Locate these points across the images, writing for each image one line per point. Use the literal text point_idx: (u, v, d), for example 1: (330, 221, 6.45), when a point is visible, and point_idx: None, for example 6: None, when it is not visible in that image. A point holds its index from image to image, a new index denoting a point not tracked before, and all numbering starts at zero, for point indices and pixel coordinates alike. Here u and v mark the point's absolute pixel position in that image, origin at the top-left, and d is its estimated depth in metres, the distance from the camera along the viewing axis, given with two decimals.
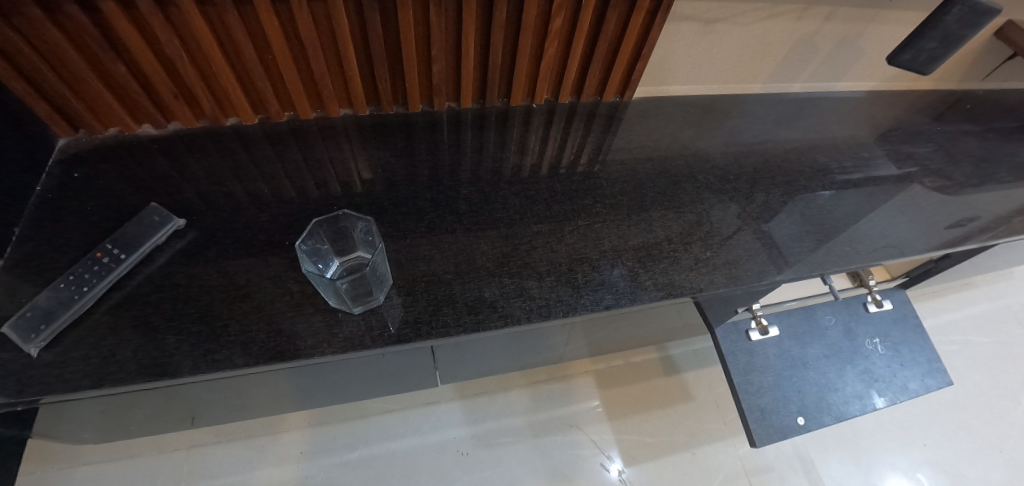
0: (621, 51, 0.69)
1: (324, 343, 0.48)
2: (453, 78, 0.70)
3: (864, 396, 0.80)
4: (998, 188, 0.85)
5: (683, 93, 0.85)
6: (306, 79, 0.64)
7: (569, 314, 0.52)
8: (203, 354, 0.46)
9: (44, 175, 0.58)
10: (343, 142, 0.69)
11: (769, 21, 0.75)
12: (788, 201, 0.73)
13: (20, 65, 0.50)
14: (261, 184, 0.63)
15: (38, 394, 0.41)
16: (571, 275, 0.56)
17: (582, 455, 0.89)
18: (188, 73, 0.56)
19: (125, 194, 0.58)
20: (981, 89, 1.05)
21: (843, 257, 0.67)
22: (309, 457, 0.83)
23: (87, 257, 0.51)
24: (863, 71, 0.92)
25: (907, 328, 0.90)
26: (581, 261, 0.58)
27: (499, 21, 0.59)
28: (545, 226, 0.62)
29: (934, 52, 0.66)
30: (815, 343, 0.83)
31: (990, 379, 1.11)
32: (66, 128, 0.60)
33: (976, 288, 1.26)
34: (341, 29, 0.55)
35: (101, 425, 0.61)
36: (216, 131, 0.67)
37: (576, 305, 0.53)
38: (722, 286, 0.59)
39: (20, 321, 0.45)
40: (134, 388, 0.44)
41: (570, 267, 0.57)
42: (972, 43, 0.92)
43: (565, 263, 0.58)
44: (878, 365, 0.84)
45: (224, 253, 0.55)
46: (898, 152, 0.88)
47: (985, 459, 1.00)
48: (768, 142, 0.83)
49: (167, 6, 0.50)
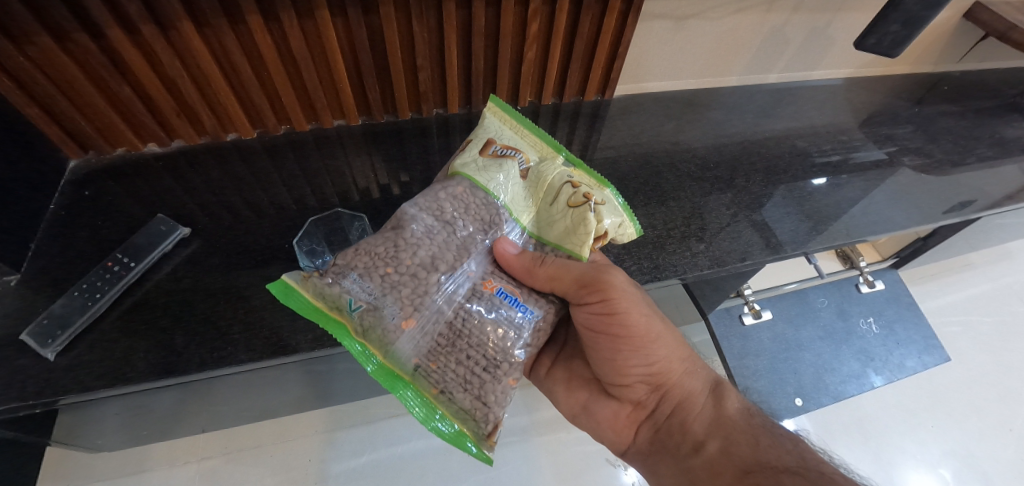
0: (597, 52, 0.72)
1: (324, 337, 0.51)
2: (439, 85, 0.73)
3: (861, 376, 0.89)
4: (978, 165, 0.87)
5: (662, 88, 0.88)
6: (299, 91, 0.67)
7: (654, 280, 0.59)
8: (209, 352, 0.48)
9: (56, 195, 0.62)
10: (337, 151, 0.73)
11: (739, 15, 0.78)
12: (771, 188, 0.76)
13: (32, 91, 0.53)
14: (261, 194, 0.66)
15: (56, 395, 0.44)
16: (631, 254, 0.61)
17: (589, 451, 0.90)
18: (188, 91, 0.60)
19: (132, 209, 0.62)
20: (958, 70, 1.07)
21: (826, 236, 0.69)
22: (318, 464, 0.84)
23: (99, 266, 0.54)
24: (837, 58, 0.94)
25: (900, 307, 1.00)
26: (628, 246, 0.62)
27: (479, 29, 0.63)
28: None
29: (897, 34, 0.69)
30: (809, 325, 0.93)
31: (993, 358, 1.10)
32: (75, 149, 0.63)
33: (976, 268, 1.25)
34: (330, 43, 0.59)
35: (117, 432, 0.63)
36: (216, 146, 0.70)
37: (655, 278, 0.59)
38: (706, 269, 0.62)
39: (37, 328, 0.47)
40: (146, 386, 0.47)
41: (624, 249, 0.62)
42: (941, 25, 0.94)
43: (624, 246, 0.62)
44: (873, 345, 0.94)
45: (226, 259, 0.57)
46: (877, 134, 0.90)
47: (995, 439, 1.00)
48: (748, 131, 0.86)
49: (168, 30, 0.53)
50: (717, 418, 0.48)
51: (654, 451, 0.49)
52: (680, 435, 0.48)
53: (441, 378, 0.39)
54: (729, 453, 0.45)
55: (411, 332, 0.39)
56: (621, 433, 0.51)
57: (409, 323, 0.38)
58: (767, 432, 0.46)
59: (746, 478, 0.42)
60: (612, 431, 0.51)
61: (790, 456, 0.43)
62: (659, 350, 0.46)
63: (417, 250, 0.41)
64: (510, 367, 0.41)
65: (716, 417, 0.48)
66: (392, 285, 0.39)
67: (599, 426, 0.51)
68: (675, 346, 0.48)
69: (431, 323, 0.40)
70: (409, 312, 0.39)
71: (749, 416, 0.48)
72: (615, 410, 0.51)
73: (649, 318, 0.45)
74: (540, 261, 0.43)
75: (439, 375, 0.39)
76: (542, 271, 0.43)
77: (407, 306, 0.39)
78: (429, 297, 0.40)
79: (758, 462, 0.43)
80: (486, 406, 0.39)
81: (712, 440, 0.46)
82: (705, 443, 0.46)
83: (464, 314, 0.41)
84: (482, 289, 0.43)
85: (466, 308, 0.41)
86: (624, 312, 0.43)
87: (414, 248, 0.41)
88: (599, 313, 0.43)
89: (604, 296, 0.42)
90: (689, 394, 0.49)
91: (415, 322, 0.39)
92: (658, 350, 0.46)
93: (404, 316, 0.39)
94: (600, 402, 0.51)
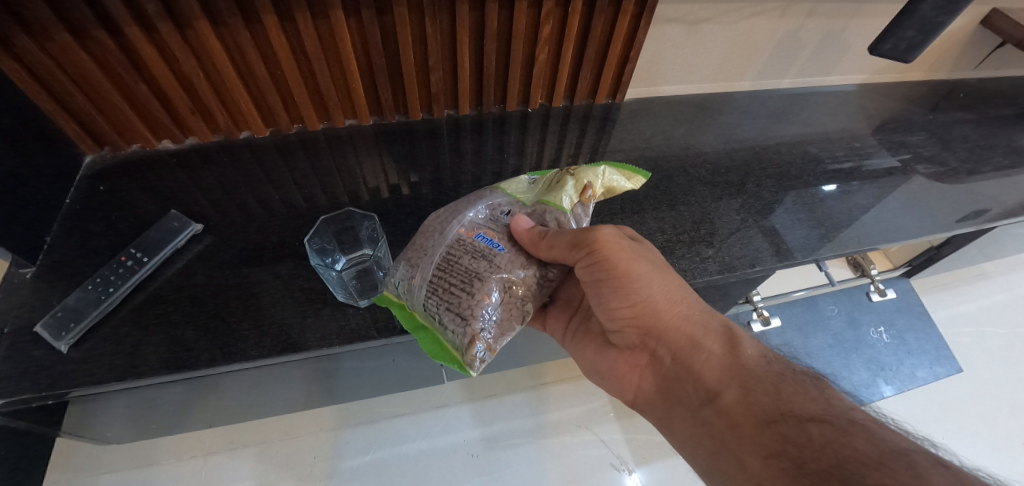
0: (609, 55, 0.72)
1: (332, 336, 0.51)
2: (450, 86, 0.73)
3: (871, 385, 0.91)
4: (994, 174, 0.86)
5: (673, 93, 0.88)
6: (312, 91, 0.68)
7: None
8: (219, 348, 0.49)
9: (72, 189, 0.63)
10: (348, 150, 0.73)
11: (752, 20, 0.77)
12: (782, 193, 0.75)
13: (51, 87, 0.54)
14: (272, 192, 0.67)
15: (69, 387, 0.45)
16: None
17: (593, 455, 0.89)
18: (203, 89, 0.60)
19: (145, 205, 0.62)
20: (974, 77, 1.06)
21: (837, 244, 0.68)
22: (323, 461, 0.84)
23: (112, 261, 0.54)
24: (851, 64, 0.93)
25: (912, 317, 1.01)
26: None
27: (491, 31, 0.63)
28: (601, 218, 0.66)
29: (913, 40, 0.68)
30: (819, 333, 0.96)
31: (1006, 370, 1.09)
32: (91, 145, 0.64)
33: (990, 278, 1.23)
34: (343, 43, 0.59)
35: (125, 424, 0.63)
36: (229, 144, 0.71)
37: None
38: (715, 274, 0.61)
39: (52, 321, 0.48)
40: (156, 381, 0.47)
41: None
42: (958, 32, 0.93)
43: None
44: (884, 354, 0.96)
45: (238, 255, 0.58)
46: (891, 141, 0.89)
47: (1007, 451, 0.98)
48: (760, 137, 0.85)
49: (184, 29, 0.54)
50: (726, 364, 0.40)
51: (667, 404, 0.44)
52: (690, 382, 0.42)
53: (437, 316, 0.42)
54: (748, 402, 0.37)
55: (415, 284, 0.44)
56: (626, 382, 0.48)
57: (413, 278, 0.44)
58: (791, 379, 0.38)
59: (768, 428, 0.35)
60: (619, 382, 0.49)
61: (816, 405, 0.36)
62: (644, 291, 0.43)
63: (427, 229, 0.48)
64: (484, 285, 0.41)
65: (727, 364, 0.40)
66: (407, 256, 0.47)
67: (610, 380, 0.50)
68: (663, 286, 0.44)
69: (427, 271, 0.43)
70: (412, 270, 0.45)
71: (767, 363, 0.40)
72: (619, 358, 0.49)
73: (630, 261, 0.43)
74: (544, 235, 0.42)
75: (437, 313, 0.42)
76: (543, 246, 0.42)
77: (414, 267, 0.45)
78: (427, 254, 0.45)
79: (780, 411, 0.36)
80: (465, 327, 0.39)
81: (724, 389, 0.39)
82: (719, 393, 0.39)
83: (451, 256, 0.43)
84: (464, 237, 0.44)
85: (451, 251, 0.44)
86: (603, 258, 0.41)
87: (426, 227, 0.49)
88: (591, 267, 0.43)
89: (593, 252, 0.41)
90: (689, 339, 0.42)
91: (416, 275, 0.44)
92: (642, 289, 0.43)
93: (411, 275, 0.45)
94: (606, 351, 0.50)
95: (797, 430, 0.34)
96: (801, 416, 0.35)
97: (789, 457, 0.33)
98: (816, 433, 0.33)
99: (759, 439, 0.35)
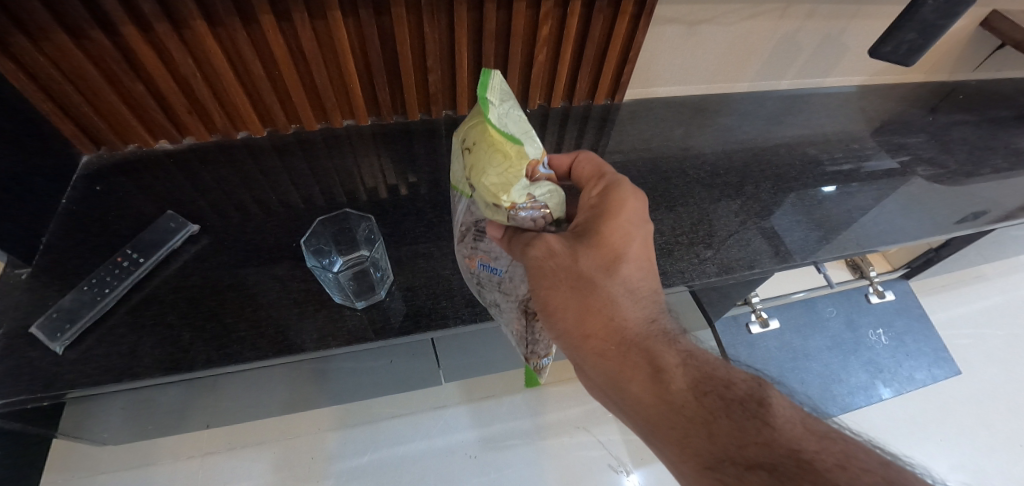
0: (608, 56, 0.72)
1: (329, 337, 0.51)
2: (448, 86, 0.73)
3: (869, 388, 0.92)
4: (993, 176, 0.85)
5: (673, 94, 0.88)
6: (310, 91, 0.67)
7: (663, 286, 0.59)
8: (216, 349, 0.49)
9: (69, 189, 0.62)
10: (346, 150, 0.73)
11: (752, 21, 0.77)
12: (781, 195, 0.75)
13: (47, 86, 0.54)
14: (270, 192, 0.66)
15: (64, 388, 0.45)
16: None
17: (591, 456, 0.89)
18: (200, 89, 0.60)
19: (142, 206, 0.62)
20: (974, 79, 1.06)
21: (836, 246, 0.68)
22: (321, 462, 0.84)
23: (108, 262, 0.54)
24: (851, 65, 0.93)
25: (911, 319, 1.01)
26: None
27: (490, 31, 0.63)
28: None
29: (913, 42, 0.68)
30: (817, 335, 0.95)
31: (1005, 372, 1.09)
32: (88, 145, 0.64)
33: (988, 280, 1.23)
34: (341, 44, 0.59)
35: (122, 425, 0.63)
36: (227, 144, 0.71)
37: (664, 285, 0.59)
38: (713, 276, 0.61)
39: (47, 322, 0.48)
40: (152, 382, 0.47)
41: None
42: (958, 33, 0.92)
43: None
44: (882, 356, 0.96)
45: (235, 256, 0.58)
46: (890, 143, 0.89)
47: (1005, 453, 0.98)
48: (759, 138, 0.85)
49: (181, 29, 0.54)
50: (659, 400, 0.36)
51: None
52: (627, 418, 0.39)
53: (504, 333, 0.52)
54: (682, 443, 0.34)
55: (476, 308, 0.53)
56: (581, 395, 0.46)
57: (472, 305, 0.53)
58: (729, 415, 0.34)
59: (704, 474, 0.33)
60: None
61: (758, 447, 0.32)
62: (564, 325, 0.38)
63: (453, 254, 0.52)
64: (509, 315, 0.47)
65: (659, 400, 0.36)
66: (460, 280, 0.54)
67: None
68: (581, 314, 0.38)
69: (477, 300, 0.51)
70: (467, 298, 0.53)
71: (702, 396, 0.35)
72: None
73: (545, 291, 0.37)
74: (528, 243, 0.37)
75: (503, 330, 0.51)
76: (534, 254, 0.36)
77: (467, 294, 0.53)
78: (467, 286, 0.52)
79: (717, 456, 0.33)
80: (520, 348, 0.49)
81: (658, 429, 0.36)
82: (653, 432, 0.36)
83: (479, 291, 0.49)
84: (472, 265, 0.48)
85: (476, 285, 0.49)
86: None
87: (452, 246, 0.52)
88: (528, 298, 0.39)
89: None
90: (620, 372, 0.37)
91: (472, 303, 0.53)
92: (560, 325, 0.38)
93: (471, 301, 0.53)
94: None
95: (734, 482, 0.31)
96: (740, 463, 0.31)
97: None
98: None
99: (696, 485, 0.33)
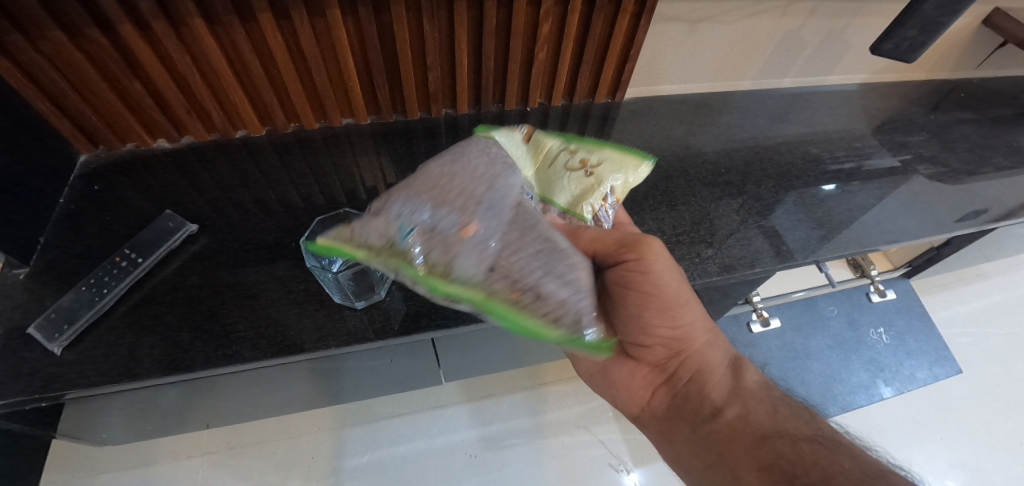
0: (609, 54, 0.71)
1: (328, 337, 0.51)
2: (448, 84, 0.72)
3: (870, 386, 0.92)
4: (994, 174, 0.85)
5: (674, 92, 0.87)
6: (309, 89, 0.67)
7: None
8: (214, 350, 0.48)
9: (67, 188, 0.62)
10: (345, 149, 0.73)
11: (753, 19, 0.77)
12: (782, 193, 0.75)
13: (44, 85, 0.53)
14: (268, 191, 0.66)
15: (63, 389, 0.44)
16: None
17: (591, 455, 0.89)
18: (198, 87, 0.60)
19: (140, 205, 0.62)
20: (975, 77, 1.05)
21: (837, 245, 0.68)
22: (322, 461, 0.84)
23: (106, 262, 0.54)
24: (852, 64, 0.93)
25: (912, 317, 1.01)
26: None
27: (490, 29, 0.62)
28: None
29: (914, 40, 0.67)
30: (818, 335, 0.98)
31: (1005, 371, 1.08)
32: (86, 144, 0.63)
33: (989, 278, 1.23)
34: (340, 42, 0.58)
35: (122, 425, 0.63)
36: (225, 143, 0.70)
37: None
38: (714, 276, 0.61)
39: (45, 322, 0.47)
40: (151, 383, 0.47)
41: None
42: (960, 31, 0.92)
43: None
44: (883, 355, 0.96)
45: (233, 256, 0.57)
46: (892, 141, 0.89)
47: (1005, 452, 0.98)
48: (760, 137, 0.84)
49: (178, 27, 0.53)
50: (734, 390, 0.45)
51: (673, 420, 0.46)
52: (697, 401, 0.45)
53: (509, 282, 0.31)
54: (750, 420, 0.42)
55: (470, 242, 0.31)
56: (636, 396, 0.49)
57: (468, 232, 0.31)
58: (783, 404, 0.44)
59: (763, 444, 0.40)
60: (629, 394, 0.49)
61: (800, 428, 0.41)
62: (685, 312, 0.44)
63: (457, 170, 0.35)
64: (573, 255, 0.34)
65: (733, 389, 0.45)
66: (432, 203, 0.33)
67: (619, 391, 0.49)
68: (700, 310, 0.46)
69: (493, 226, 0.32)
70: (468, 217, 0.31)
71: (766, 388, 0.45)
72: (634, 372, 0.48)
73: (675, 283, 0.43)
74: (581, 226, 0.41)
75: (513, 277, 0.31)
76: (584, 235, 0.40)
77: (464, 214, 0.32)
78: (482, 202, 0.33)
79: (776, 429, 0.41)
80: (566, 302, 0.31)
81: (732, 407, 0.43)
82: (724, 411, 0.43)
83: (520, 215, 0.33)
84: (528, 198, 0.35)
85: (521, 208, 0.33)
86: (657, 271, 0.41)
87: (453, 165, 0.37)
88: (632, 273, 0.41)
89: (640, 255, 0.40)
90: (708, 365, 0.45)
91: (472, 231, 0.31)
92: (686, 312, 0.44)
93: (461, 226, 0.31)
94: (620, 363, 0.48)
95: (791, 449, 0.38)
96: (795, 432, 0.40)
97: (781, 468, 0.37)
98: (808, 451, 0.38)
99: (753, 453, 0.40)
